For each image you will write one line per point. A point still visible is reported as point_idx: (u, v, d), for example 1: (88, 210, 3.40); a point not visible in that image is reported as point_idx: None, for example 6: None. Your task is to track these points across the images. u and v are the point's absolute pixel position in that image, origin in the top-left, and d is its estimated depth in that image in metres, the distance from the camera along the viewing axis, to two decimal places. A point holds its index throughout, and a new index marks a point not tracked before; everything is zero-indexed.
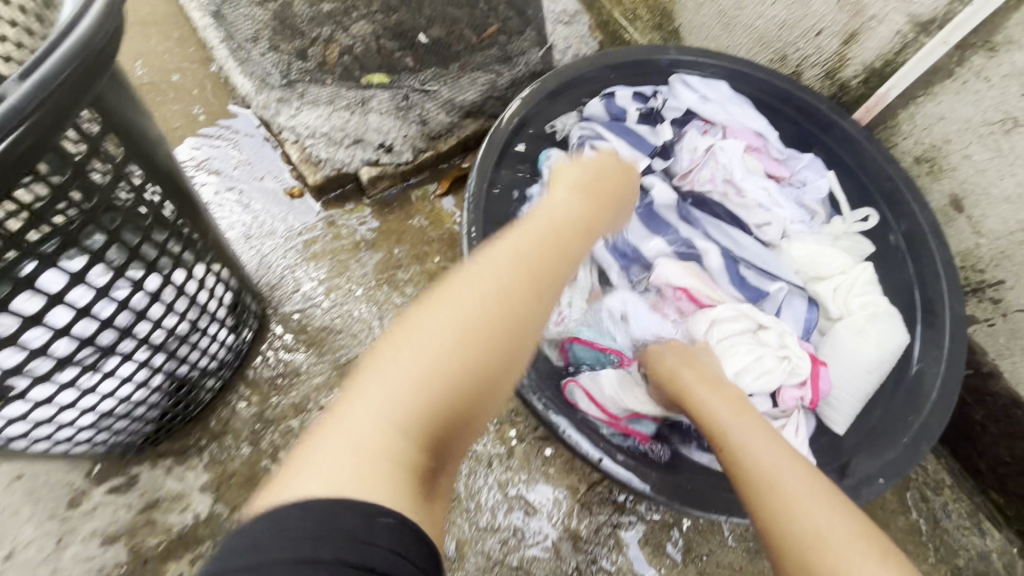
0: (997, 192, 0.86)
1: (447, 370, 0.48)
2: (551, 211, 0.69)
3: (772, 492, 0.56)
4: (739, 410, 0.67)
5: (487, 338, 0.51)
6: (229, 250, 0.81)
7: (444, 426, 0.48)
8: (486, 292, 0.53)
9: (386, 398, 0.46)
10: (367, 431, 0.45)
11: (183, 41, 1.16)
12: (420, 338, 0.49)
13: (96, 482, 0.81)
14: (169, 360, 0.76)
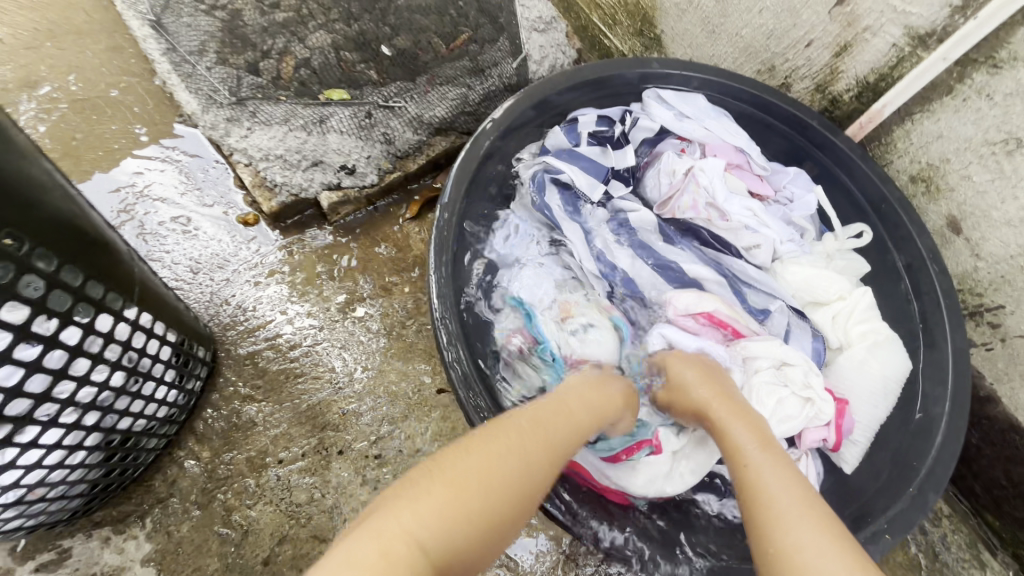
0: (998, 215, 0.81)
1: (456, 529, 0.47)
2: (551, 399, 0.64)
3: (785, 522, 0.51)
4: (768, 449, 0.60)
5: (504, 486, 0.51)
6: (163, 297, 0.71)
7: (442, 573, 0.45)
8: (522, 446, 0.55)
9: (423, 516, 0.45)
10: (396, 540, 0.43)
11: (122, 51, 1.05)
12: (464, 462, 0.51)
13: (22, 559, 0.73)
14: (97, 433, 0.65)
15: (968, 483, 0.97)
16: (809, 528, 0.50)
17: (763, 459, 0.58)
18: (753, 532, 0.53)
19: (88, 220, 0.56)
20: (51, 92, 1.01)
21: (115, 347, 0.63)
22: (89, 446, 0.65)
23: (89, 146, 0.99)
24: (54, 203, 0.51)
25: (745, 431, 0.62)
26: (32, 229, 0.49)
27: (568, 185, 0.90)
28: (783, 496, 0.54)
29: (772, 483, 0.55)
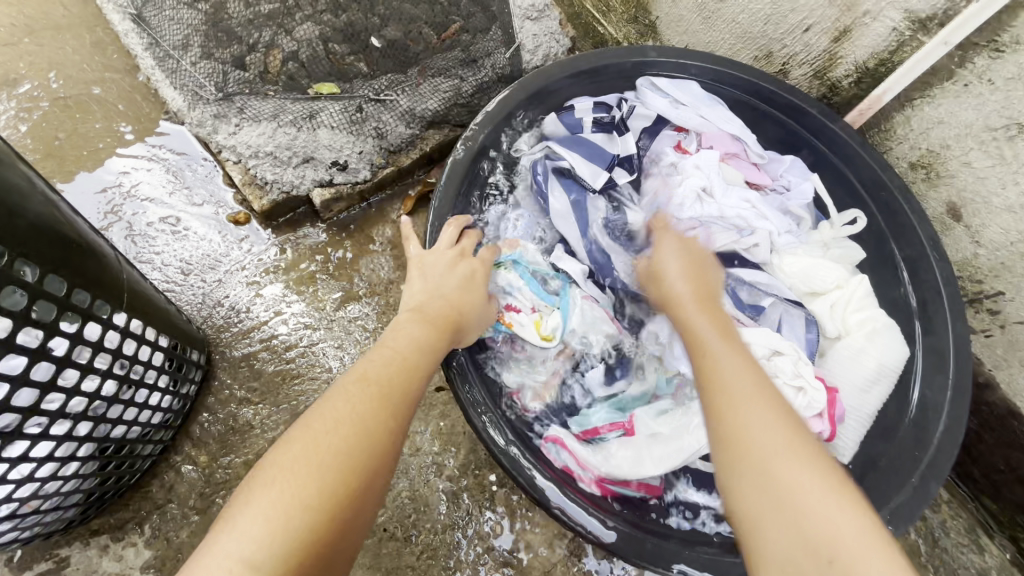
0: (999, 201, 0.80)
1: (283, 514, 0.44)
2: (375, 355, 0.59)
3: (744, 408, 0.51)
4: (729, 341, 0.60)
5: (324, 461, 0.48)
6: (153, 303, 0.69)
7: (293, 561, 0.43)
8: (337, 410, 0.52)
9: (239, 538, 0.43)
10: (211, 572, 0.41)
11: (102, 47, 1.02)
12: (278, 470, 0.47)
13: (20, 569, 0.72)
14: (90, 443, 0.64)
15: (968, 470, 0.97)
16: (767, 414, 0.51)
17: (723, 353, 0.58)
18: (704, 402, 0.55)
19: (72, 232, 0.55)
20: (32, 90, 0.99)
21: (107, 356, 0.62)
22: (82, 456, 0.64)
23: (72, 145, 0.97)
24: (35, 211, 0.50)
25: (708, 325, 0.63)
26: (15, 238, 0.48)
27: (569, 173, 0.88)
28: (742, 385, 0.54)
29: (733, 374, 0.55)
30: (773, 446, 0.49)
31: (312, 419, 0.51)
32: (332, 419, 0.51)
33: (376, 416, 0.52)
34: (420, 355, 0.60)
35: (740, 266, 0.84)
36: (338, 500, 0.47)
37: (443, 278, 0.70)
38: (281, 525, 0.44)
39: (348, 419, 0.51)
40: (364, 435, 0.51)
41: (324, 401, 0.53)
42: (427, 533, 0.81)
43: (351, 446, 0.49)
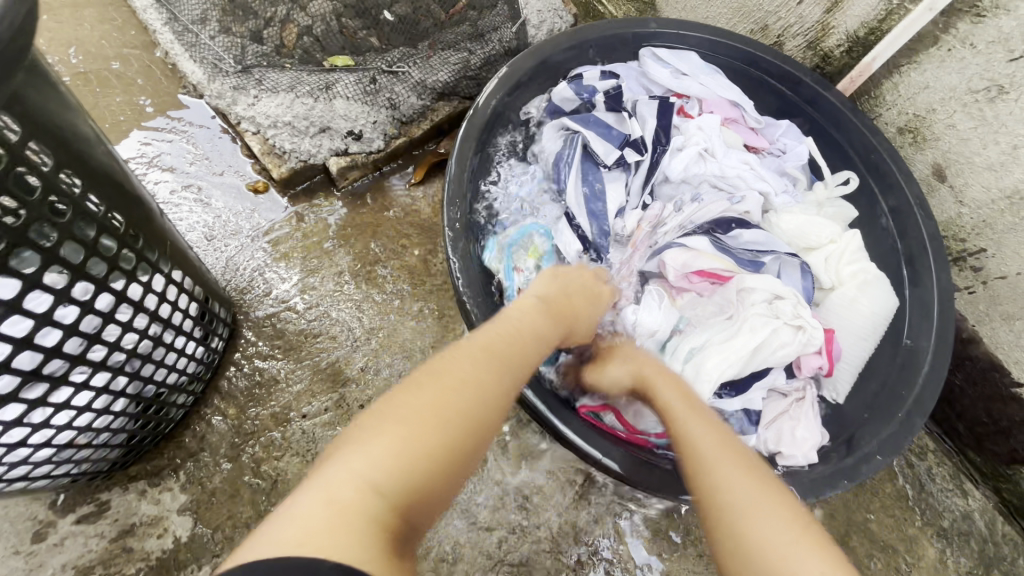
0: (981, 161, 0.85)
1: (419, 446, 0.48)
2: (495, 329, 0.64)
3: (720, 477, 0.57)
4: (699, 411, 0.67)
5: (450, 413, 0.52)
6: (189, 256, 0.74)
7: (413, 493, 0.47)
8: (462, 368, 0.57)
9: (368, 457, 0.46)
10: (345, 487, 0.44)
11: (121, 24, 1.05)
12: (414, 400, 0.52)
13: (62, 512, 0.75)
14: (137, 382, 0.69)
15: (953, 422, 1.03)
16: (744, 481, 0.56)
17: (695, 420, 0.65)
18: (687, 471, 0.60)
19: (127, 179, 0.60)
20: (53, 65, 1.01)
21: (153, 297, 0.66)
22: (129, 395, 0.68)
23: (94, 118, 1.00)
24: (101, 155, 0.56)
25: (675, 393, 0.69)
26: (87, 174, 0.54)
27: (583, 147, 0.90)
28: (717, 455, 0.59)
29: (711, 449, 0.60)
30: (750, 507, 0.53)
31: (449, 371, 0.56)
32: (466, 378, 0.56)
33: (501, 390, 0.58)
34: (533, 338, 0.66)
35: (739, 229, 0.88)
36: (457, 447, 0.51)
37: (576, 286, 0.77)
38: (413, 456, 0.48)
39: (478, 381, 0.56)
40: (489, 402, 0.56)
41: (454, 360, 0.57)
42: None
43: (481, 407, 0.54)
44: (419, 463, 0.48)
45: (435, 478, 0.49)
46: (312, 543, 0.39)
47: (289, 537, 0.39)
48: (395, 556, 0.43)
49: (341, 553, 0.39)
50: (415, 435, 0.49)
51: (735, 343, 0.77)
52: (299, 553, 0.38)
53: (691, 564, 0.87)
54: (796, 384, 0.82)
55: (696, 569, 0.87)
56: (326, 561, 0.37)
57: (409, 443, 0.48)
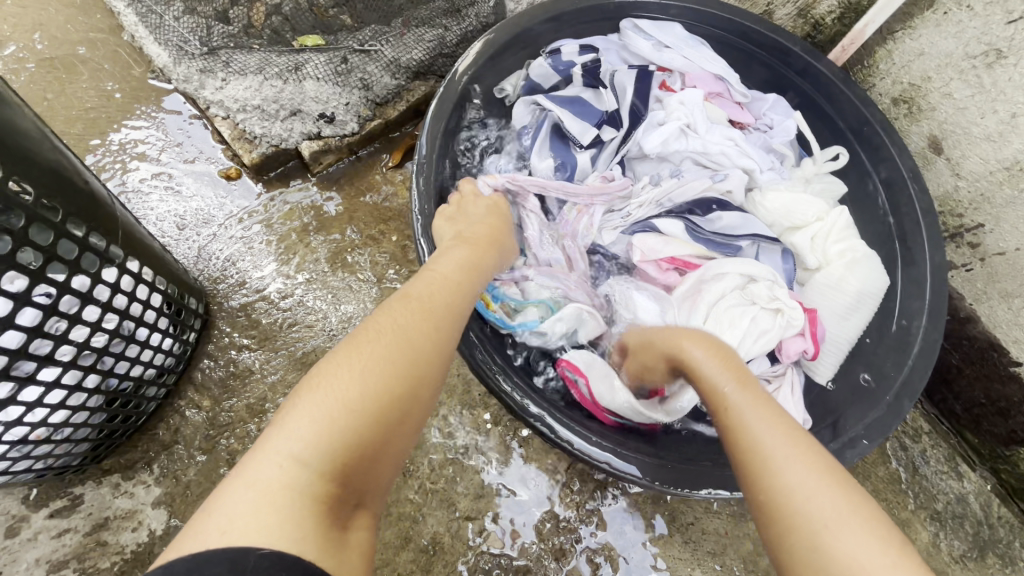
0: (978, 131, 0.81)
1: (344, 411, 0.45)
2: (423, 283, 0.60)
3: (776, 464, 0.50)
4: (745, 383, 0.59)
5: (376, 377, 0.48)
6: (147, 246, 0.70)
7: (350, 466, 0.45)
8: (387, 330, 0.52)
9: (291, 435, 0.43)
10: (267, 467, 0.42)
11: (86, 7, 1.01)
12: (337, 371, 0.48)
13: (35, 507, 0.74)
14: (96, 375, 0.65)
15: (949, 404, 0.99)
16: (820, 485, 0.48)
17: (743, 396, 0.57)
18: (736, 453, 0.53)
19: (71, 166, 0.56)
20: (17, 52, 0.98)
21: (105, 288, 0.62)
22: (89, 388, 0.65)
23: (61, 106, 0.97)
24: (36, 141, 0.51)
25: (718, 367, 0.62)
26: (10, 158, 0.48)
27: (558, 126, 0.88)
28: (786, 450, 0.50)
29: (775, 443, 0.51)
30: (832, 517, 0.46)
31: (365, 329, 0.52)
32: (381, 328, 0.52)
33: (428, 336, 0.55)
34: (458, 290, 0.62)
35: (719, 210, 0.84)
36: (390, 403, 0.48)
37: (478, 223, 0.75)
38: (337, 422, 0.45)
39: (398, 329, 0.53)
40: (415, 348, 0.53)
41: (376, 318, 0.54)
42: (424, 470, 0.84)
43: (407, 356, 0.51)
44: (347, 427, 0.45)
45: (368, 443, 0.46)
46: (234, 530, 0.39)
47: (217, 530, 0.39)
48: (334, 528, 0.43)
49: (265, 536, 0.39)
50: (333, 398, 0.46)
51: (716, 333, 0.75)
52: (222, 543, 0.38)
53: (676, 551, 0.86)
54: (779, 369, 0.80)
55: (680, 556, 0.86)
56: (250, 548, 0.38)
57: (326, 407, 0.45)
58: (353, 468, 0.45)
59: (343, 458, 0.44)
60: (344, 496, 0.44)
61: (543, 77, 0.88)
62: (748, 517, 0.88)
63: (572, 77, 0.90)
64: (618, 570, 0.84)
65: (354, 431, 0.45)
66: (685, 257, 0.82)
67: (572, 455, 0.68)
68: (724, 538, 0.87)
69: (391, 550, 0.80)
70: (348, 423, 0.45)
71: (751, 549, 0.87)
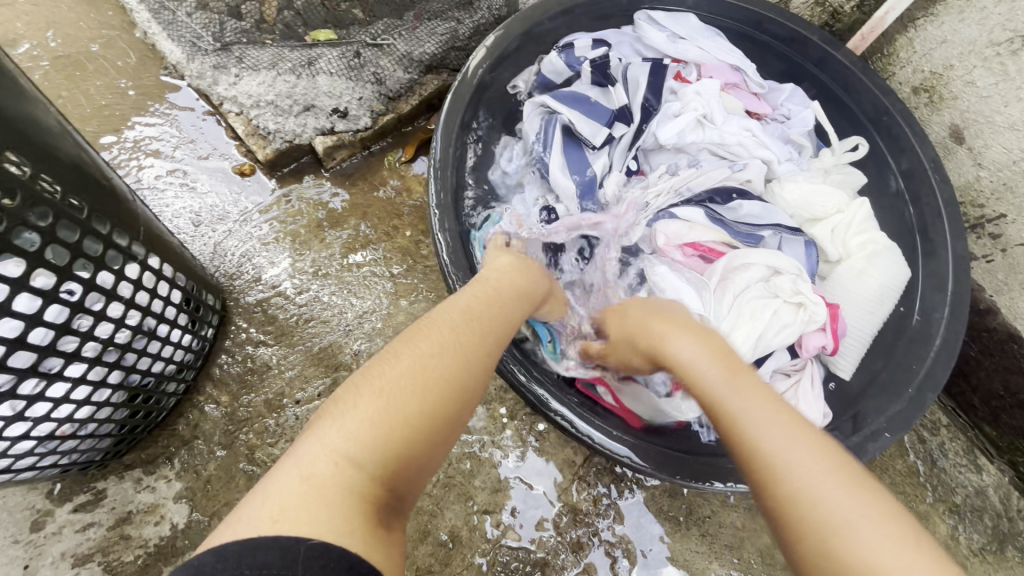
0: (1001, 120, 0.80)
1: (398, 414, 0.45)
2: (470, 298, 0.61)
3: (783, 461, 0.46)
4: (738, 377, 0.56)
5: (428, 385, 0.48)
6: (168, 243, 0.71)
7: (398, 468, 0.44)
8: (440, 342, 0.53)
9: (342, 430, 0.43)
10: (320, 462, 0.41)
11: (99, 4, 1.01)
12: (388, 375, 0.48)
13: (59, 502, 0.75)
14: (119, 371, 0.66)
15: (967, 397, 0.98)
16: (830, 477, 0.45)
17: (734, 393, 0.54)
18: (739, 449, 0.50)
19: (95, 165, 0.57)
20: (31, 49, 0.98)
21: (127, 285, 0.62)
22: (112, 384, 0.66)
23: (76, 103, 0.97)
24: (60, 138, 0.52)
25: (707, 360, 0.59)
26: (35, 155, 0.48)
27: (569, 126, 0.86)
28: (788, 441, 0.47)
29: (774, 438, 0.48)
30: (850, 512, 0.42)
31: (417, 338, 0.53)
32: (435, 341, 0.53)
33: (480, 352, 0.55)
34: (503, 305, 0.62)
35: (739, 199, 0.84)
36: (444, 415, 0.48)
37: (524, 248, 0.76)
38: (393, 426, 0.45)
39: (451, 342, 0.54)
40: (466, 362, 0.53)
41: (427, 327, 0.55)
42: (441, 464, 0.84)
43: (456, 368, 0.52)
44: (400, 428, 0.45)
45: (417, 448, 0.46)
46: (284, 523, 0.38)
47: (266, 519, 0.38)
48: (381, 528, 0.41)
49: (315, 529, 0.38)
50: (390, 400, 0.46)
51: (738, 327, 0.74)
52: (273, 532, 0.37)
53: (693, 544, 0.86)
54: (799, 362, 0.79)
55: (697, 549, 0.86)
56: (303, 539, 0.37)
57: (383, 408, 0.45)
58: (398, 472, 0.44)
59: (392, 460, 0.44)
60: (387, 498, 0.43)
61: (555, 73, 0.87)
62: None
63: (582, 73, 0.87)
64: (635, 563, 0.84)
65: (408, 433, 0.45)
66: (708, 245, 0.81)
67: (591, 448, 0.68)
68: (741, 531, 0.87)
69: (409, 543, 0.81)
70: (404, 425, 0.45)
71: (768, 542, 0.87)
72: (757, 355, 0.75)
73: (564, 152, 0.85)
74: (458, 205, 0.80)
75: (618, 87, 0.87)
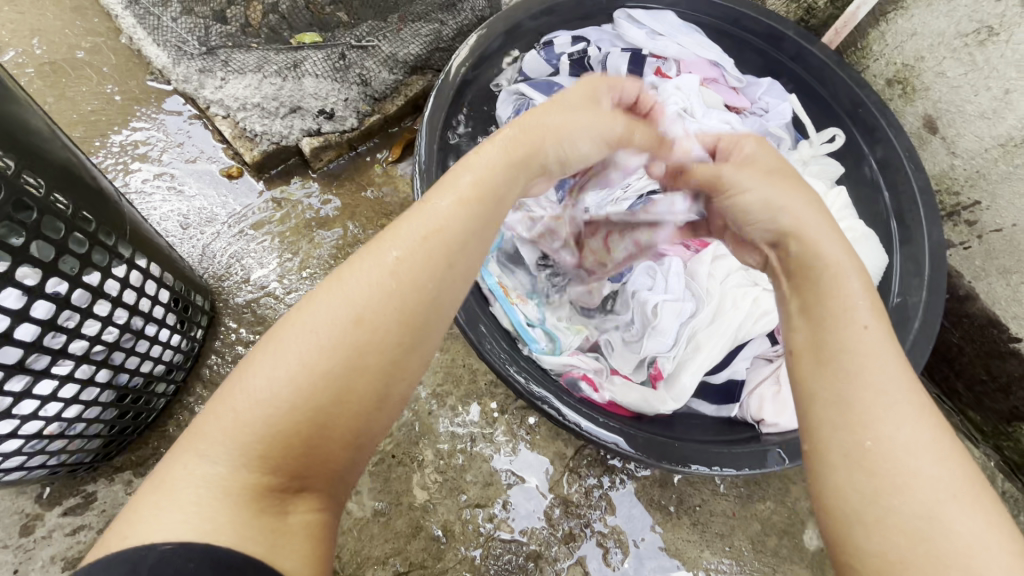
0: (972, 109, 0.82)
1: (260, 408, 0.40)
2: (435, 211, 0.47)
3: (875, 428, 0.41)
4: (881, 320, 0.47)
5: (295, 371, 0.40)
6: (155, 242, 0.71)
7: (280, 460, 0.39)
8: (350, 296, 0.42)
9: (210, 433, 0.40)
10: (185, 465, 0.39)
11: (83, 11, 1.02)
12: (267, 356, 0.41)
13: (48, 506, 0.75)
14: (107, 370, 0.66)
15: (951, 383, 1.00)
16: (928, 453, 0.40)
17: (876, 335, 0.46)
18: (828, 394, 0.45)
19: (82, 166, 0.57)
20: (16, 57, 0.98)
21: (114, 282, 0.63)
22: (101, 383, 0.65)
23: (61, 109, 0.97)
24: (47, 139, 0.52)
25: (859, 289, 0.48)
26: (21, 151, 0.49)
27: None
28: (886, 402, 0.42)
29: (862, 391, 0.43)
30: (937, 491, 0.39)
31: (312, 303, 0.43)
32: (328, 311, 0.42)
33: (396, 316, 0.43)
34: (473, 212, 0.48)
35: None
36: (320, 399, 0.40)
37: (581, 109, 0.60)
38: (248, 420, 0.39)
39: (339, 310, 0.42)
40: (362, 327, 0.42)
41: (330, 284, 0.43)
42: (433, 459, 0.85)
43: (349, 350, 0.41)
44: (261, 416, 0.39)
45: (289, 435, 0.40)
46: (138, 536, 0.36)
47: (123, 537, 0.37)
48: (266, 515, 0.39)
49: (169, 532, 0.36)
50: (248, 392, 0.40)
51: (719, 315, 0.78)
52: (126, 546, 0.36)
53: (684, 533, 0.87)
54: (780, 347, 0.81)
55: (689, 538, 0.86)
56: (151, 547, 0.35)
57: (240, 401, 0.40)
58: (273, 463, 0.39)
59: (261, 450, 0.39)
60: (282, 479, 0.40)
61: (536, 71, 0.89)
62: (756, 498, 0.89)
63: (561, 68, 0.90)
64: (628, 553, 0.84)
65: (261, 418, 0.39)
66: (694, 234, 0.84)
67: (578, 436, 0.69)
68: (732, 519, 0.88)
69: (403, 538, 0.81)
70: (262, 413, 0.39)
71: (759, 530, 0.88)
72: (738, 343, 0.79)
73: None
74: None
75: (596, 76, 0.90)
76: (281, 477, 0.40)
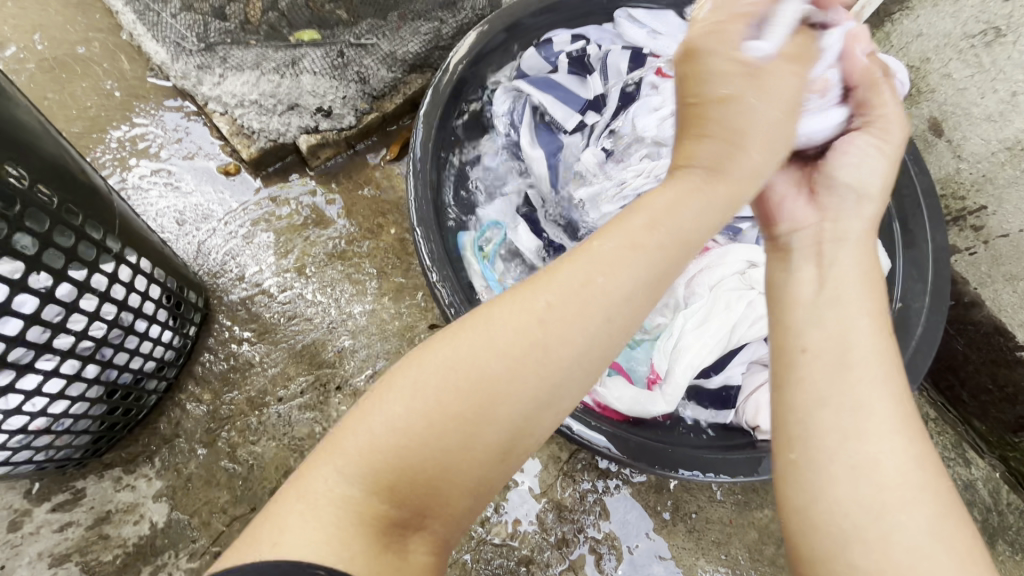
0: (978, 111, 0.81)
1: (404, 435, 0.38)
2: (600, 250, 0.42)
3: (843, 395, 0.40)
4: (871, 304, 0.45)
5: (438, 405, 0.38)
6: (146, 237, 0.71)
7: (406, 489, 0.38)
8: (496, 342, 0.39)
9: (348, 450, 0.38)
10: (321, 479, 0.38)
11: (86, 8, 1.02)
12: (407, 380, 0.40)
13: (38, 501, 0.75)
14: (95, 365, 0.65)
15: (956, 392, 0.97)
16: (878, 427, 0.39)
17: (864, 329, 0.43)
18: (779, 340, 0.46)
19: (71, 160, 0.57)
20: (18, 52, 0.99)
21: (101, 277, 0.62)
22: (88, 377, 0.65)
23: (62, 105, 0.97)
24: (40, 135, 0.52)
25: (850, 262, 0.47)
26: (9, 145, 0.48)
27: (542, 116, 0.89)
28: (881, 426, 0.39)
29: (849, 405, 0.40)
30: (863, 460, 0.38)
31: (464, 334, 0.41)
32: (483, 346, 0.40)
33: (543, 368, 0.40)
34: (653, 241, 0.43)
35: None
36: (462, 436, 0.38)
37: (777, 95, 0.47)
38: (382, 448, 0.38)
39: (491, 347, 0.40)
40: (512, 372, 0.39)
41: (488, 316, 0.41)
42: None
43: (495, 387, 0.39)
44: (397, 443, 0.38)
45: (423, 470, 0.38)
46: (283, 547, 0.35)
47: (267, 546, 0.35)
48: (388, 552, 0.37)
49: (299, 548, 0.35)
50: (394, 415, 0.38)
51: (712, 319, 0.77)
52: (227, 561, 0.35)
53: (680, 540, 0.85)
54: None
55: (684, 545, 0.85)
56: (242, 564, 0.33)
57: (383, 427, 0.38)
58: (400, 493, 0.38)
59: (393, 477, 0.38)
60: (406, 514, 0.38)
61: (533, 67, 0.88)
62: (753, 506, 0.87)
63: (559, 66, 0.89)
64: (621, 559, 0.83)
65: (398, 444, 0.38)
66: None
67: (569, 438, 0.68)
68: (729, 526, 0.86)
69: None
70: (397, 441, 0.38)
71: (756, 538, 0.86)
72: (730, 348, 0.77)
73: (535, 141, 0.88)
74: (440, 196, 0.81)
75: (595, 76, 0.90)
76: (407, 510, 0.38)
